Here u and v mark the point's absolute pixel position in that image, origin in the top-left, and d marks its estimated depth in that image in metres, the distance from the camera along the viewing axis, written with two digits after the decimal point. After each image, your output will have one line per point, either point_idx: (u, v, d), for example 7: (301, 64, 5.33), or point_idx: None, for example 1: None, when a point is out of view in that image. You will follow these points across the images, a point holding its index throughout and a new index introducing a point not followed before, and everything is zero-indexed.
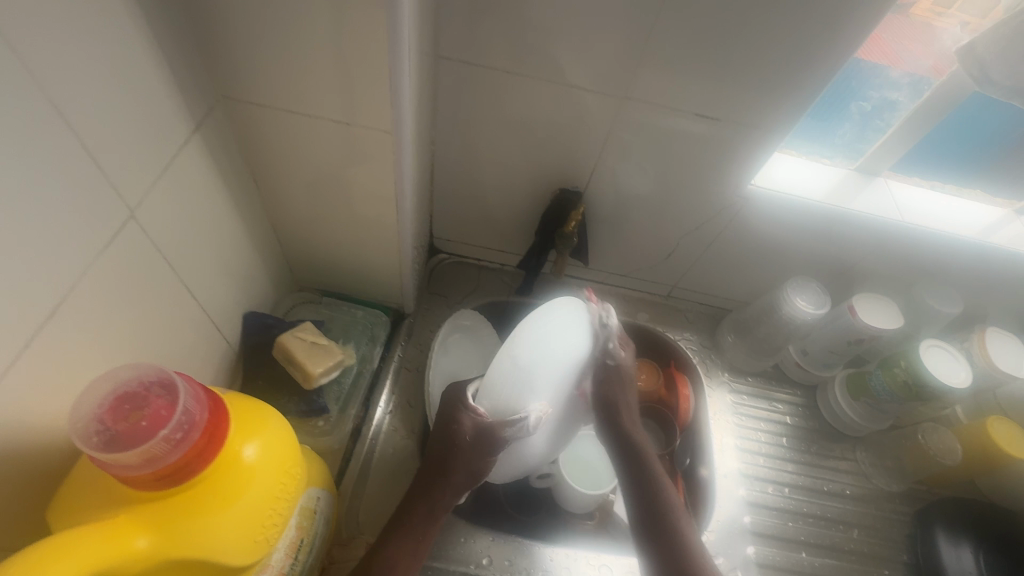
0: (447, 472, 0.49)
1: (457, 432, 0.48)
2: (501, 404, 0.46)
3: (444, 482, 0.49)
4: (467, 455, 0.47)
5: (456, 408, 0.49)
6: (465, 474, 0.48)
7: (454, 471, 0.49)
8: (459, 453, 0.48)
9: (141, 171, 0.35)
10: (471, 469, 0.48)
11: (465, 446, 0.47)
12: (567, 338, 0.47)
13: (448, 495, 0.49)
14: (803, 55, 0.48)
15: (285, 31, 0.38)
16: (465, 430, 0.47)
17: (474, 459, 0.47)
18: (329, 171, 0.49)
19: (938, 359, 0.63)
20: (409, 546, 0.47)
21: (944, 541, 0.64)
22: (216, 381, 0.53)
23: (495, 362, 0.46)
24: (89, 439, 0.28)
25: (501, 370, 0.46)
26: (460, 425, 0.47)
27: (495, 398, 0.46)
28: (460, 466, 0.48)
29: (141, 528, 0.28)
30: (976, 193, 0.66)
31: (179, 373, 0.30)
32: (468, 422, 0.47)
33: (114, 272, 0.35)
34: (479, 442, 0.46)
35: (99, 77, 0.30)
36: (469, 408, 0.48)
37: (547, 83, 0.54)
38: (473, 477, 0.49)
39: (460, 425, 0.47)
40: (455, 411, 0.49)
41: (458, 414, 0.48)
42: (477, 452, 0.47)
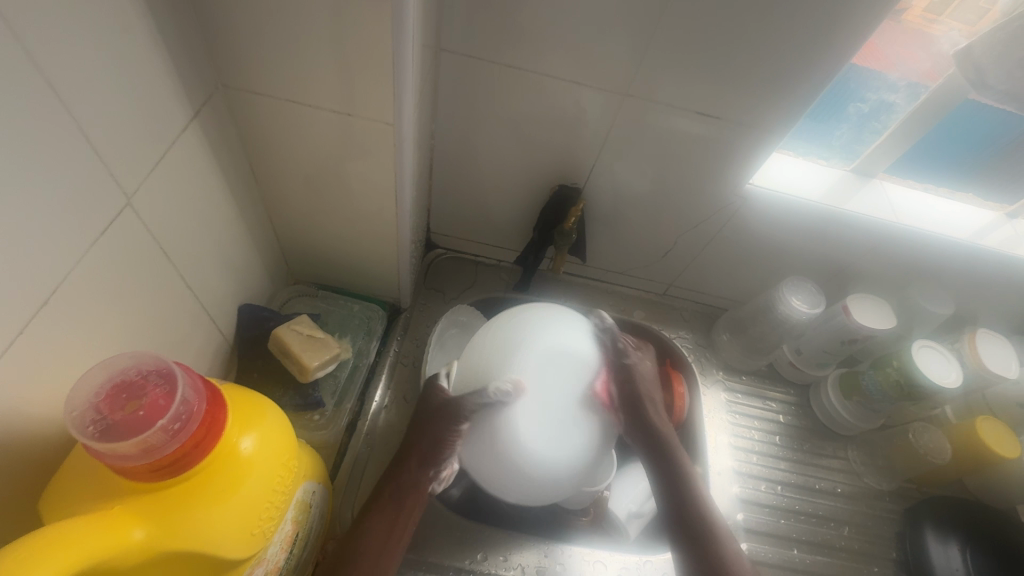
0: (413, 446, 0.49)
1: (426, 405, 0.50)
2: (470, 383, 0.49)
3: (412, 456, 0.49)
4: (430, 423, 0.48)
5: (427, 387, 0.52)
6: (427, 443, 0.48)
7: (418, 441, 0.49)
8: (425, 424, 0.49)
9: (139, 159, 0.35)
10: (434, 437, 0.48)
11: (429, 415, 0.49)
12: (557, 333, 0.49)
13: (415, 471, 0.48)
14: (804, 57, 0.49)
15: (287, 20, 0.37)
16: (434, 403, 0.50)
17: (436, 425, 0.48)
18: (327, 163, 0.49)
19: (930, 359, 0.64)
20: (382, 530, 0.46)
21: (932, 539, 0.64)
22: (211, 373, 0.52)
23: (473, 350, 0.52)
24: (86, 428, 0.27)
25: (472, 355, 0.51)
26: (428, 398, 0.50)
27: (465, 378, 0.50)
28: (423, 437, 0.49)
29: (136, 520, 0.28)
30: (969, 197, 0.67)
31: (178, 363, 0.30)
32: (435, 397, 0.50)
33: (109, 262, 0.34)
34: (443, 410, 0.48)
35: (98, 64, 0.30)
36: (439, 388, 0.51)
37: (549, 79, 0.54)
38: (436, 448, 0.48)
39: (431, 397, 0.50)
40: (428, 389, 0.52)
41: (432, 391, 0.51)
42: (439, 419, 0.48)
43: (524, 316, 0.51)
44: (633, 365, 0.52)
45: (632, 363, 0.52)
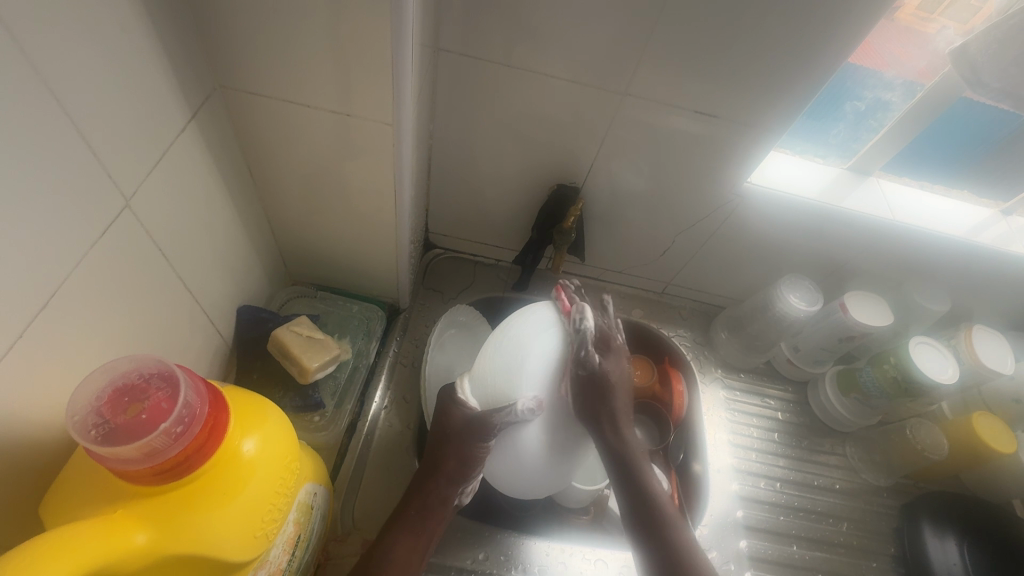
0: (440, 465, 0.49)
1: (449, 422, 0.49)
2: (489, 395, 0.48)
3: (438, 473, 0.49)
4: (458, 443, 0.48)
5: (448, 401, 0.50)
6: (456, 462, 0.49)
7: (448, 459, 0.49)
8: (452, 443, 0.49)
9: (137, 161, 0.35)
10: (462, 457, 0.48)
11: (456, 435, 0.48)
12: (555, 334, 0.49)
13: (442, 487, 0.49)
14: (802, 56, 0.49)
15: (286, 20, 0.37)
16: (454, 421, 0.49)
17: (466, 444, 0.48)
18: (326, 163, 0.48)
19: (927, 356, 0.65)
20: (406, 542, 0.47)
21: (929, 533, 0.65)
22: (210, 375, 0.52)
23: (485, 357, 0.50)
24: (87, 432, 0.27)
25: (486, 365, 0.49)
26: (451, 416, 0.49)
27: (483, 390, 0.48)
28: (450, 455, 0.49)
29: (139, 523, 0.28)
30: (964, 194, 0.67)
31: (180, 366, 0.30)
32: (457, 414, 0.49)
33: (107, 264, 0.34)
34: (469, 430, 0.47)
35: (96, 65, 0.30)
36: (462, 403, 0.49)
37: (548, 78, 0.54)
38: (465, 466, 0.49)
39: (451, 417, 0.49)
40: (446, 404, 0.50)
41: (449, 407, 0.49)
42: (467, 440, 0.48)
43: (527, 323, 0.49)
44: (598, 366, 0.49)
45: (596, 365, 0.49)
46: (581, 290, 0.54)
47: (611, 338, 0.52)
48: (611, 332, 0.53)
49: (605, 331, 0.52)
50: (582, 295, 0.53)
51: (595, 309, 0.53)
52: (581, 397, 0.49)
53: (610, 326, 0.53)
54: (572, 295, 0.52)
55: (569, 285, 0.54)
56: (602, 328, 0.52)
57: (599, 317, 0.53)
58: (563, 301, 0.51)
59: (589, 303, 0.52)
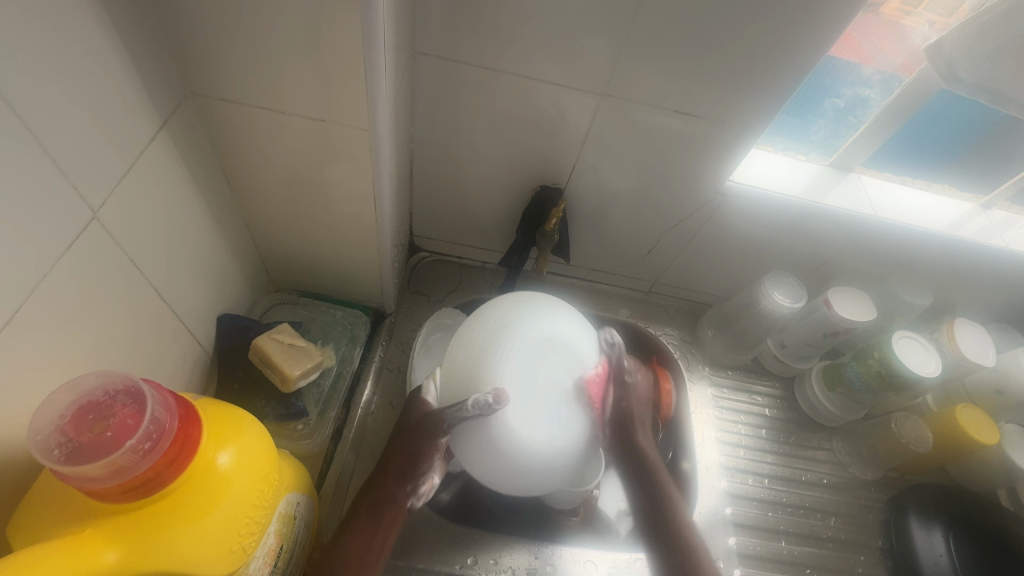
0: (390, 461, 0.46)
1: (406, 420, 0.48)
2: (452, 392, 0.47)
3: (388, 471, 0.46)
4: (410, 438, 0.46)
5: (411, 400, 0.50)
6: (403, 457, 0.45)
7: (395, 454, 0.46)
8: (401, 438, 0.46)
9: (105, 172, 0.34)
10: (414, 451, 0.45)
11: (410, 429, 0.46)
12: (539, 323, 0.48)
13: (389, 483, 0.45)
14: (779, 54, 0.49)
15: (256, 26, 0.37)
16: (412, 418, 0.48)
17: (411, 438, 0.46)
18: (304, 169, 0.48)
19: (909, 349, 0.65)
20: (364, 535, 0.43)
21: (916, 526, 0.65)
22: (191, 385, 0.51)
23: (451, 354, 0.49)
24: (50, 452, 0.26)
25: (450, 360, 0.48)
26: (409, 414, 0.49)
27: (445, 387, 0.48)
28: (402, 449, 0.46)
29: (109, 542, 0.27)
30: (944, 187, 0.68)
31: (147, 381, 0.29)
32: (416, 411, 0.48)
33: (75, 277, 0.33)
34: (419, 425, 0.46)
35: (57, 76, 0.29)
36: (422, 400, 0.49)
37: (527, 80, 0.54)
38: (415, 461, 0.45)
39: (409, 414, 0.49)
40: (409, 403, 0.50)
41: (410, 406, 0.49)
42: (419, 434, 0.46)
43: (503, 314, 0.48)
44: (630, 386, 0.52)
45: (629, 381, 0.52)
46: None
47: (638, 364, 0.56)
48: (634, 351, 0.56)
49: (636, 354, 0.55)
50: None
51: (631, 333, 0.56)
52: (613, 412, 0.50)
53: None
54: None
55: None
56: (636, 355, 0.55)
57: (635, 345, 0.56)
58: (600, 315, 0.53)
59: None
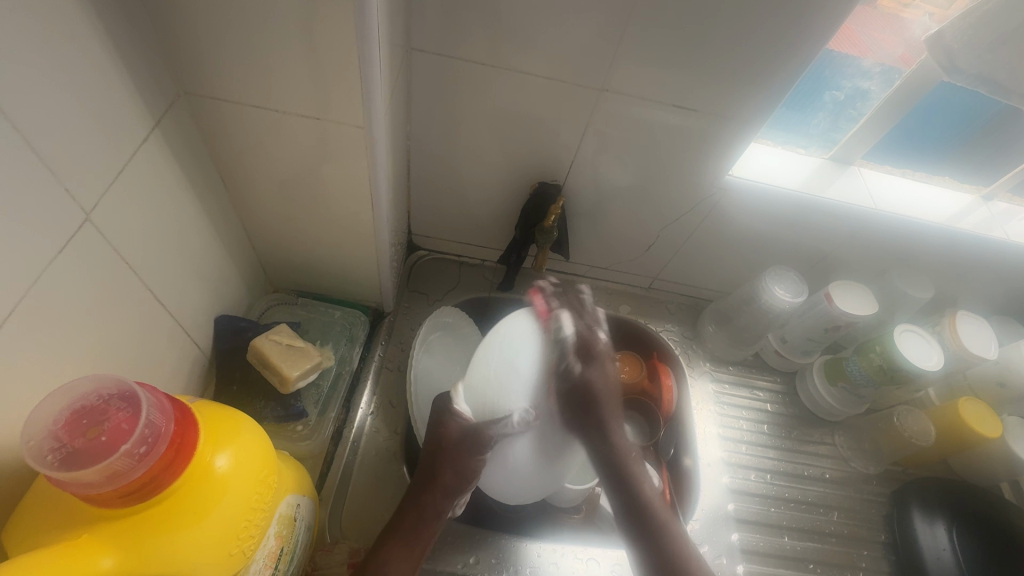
0: (435, 476, 0.47)
1: (444, 435, 0.47)
2: (484, 405, 0.46)
3: (434, 485, 0.47)
4: (453, 457, 0.46)
5: (443, 411, 0.48)
6: (452, 474, 0.47)
7: (443, 471, 0.47)
8: (447, 455, 0.46)
9: (96, 173, 0.34)
10: (459, 469, 0.47)
11: (451, 447, 0.46)
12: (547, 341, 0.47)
13: (437, 501, 0.47)
14: (779, 46, 0.48)
15: (249, 24, 0.36)
16: (450, 433, 0.46)
17: (461, 458, 0.46)
18: (299, 168, 0.47)
19: (911, 343, 0.65)
20: (399, 554, 0.46)
21: (919, 519, 0.65)
22: (189, 387, 0.51)
23: (476, 365, 0.48)
24: (44, 458, 0.26)
25: (477, 372, 0.47)
26: (445, 429, 0.47)
27: (476, 400, 0.46)
28: (447, 466, 0.47)
29: (104, 547, 0.27)
30: (945, 179, 0.67)
31: (141, 385, 0.29)
32: (453, 425, 0.46)
33: (70, 279, 0.33)
34: (465, 443, 0.45)
35: (47, 77, 0.29)
36: (456, 412, 0.47)
37: (524, 75, 0.53)
38: (462, 479, 0.47)
39: (446, 429, 0.47)
40: (442, 415, 0.48)
41: (444, 419, 0.47)
42: (462, 454, 0.46)
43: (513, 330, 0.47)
44: (580, 375, 0.49)
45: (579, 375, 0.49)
46: (562, 300, 0.52)
47: (593, 344, 0.50)
48: (592, 338, 0.51)
49: (587, 339, 0.50)
50: (556, 301, 0.51)
51: (577, 319, 0.51)
52: (569, 407, 0.48)
53: (593, 332, 0.51)
54: (549, 302, 0.51)
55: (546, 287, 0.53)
56: (586, 338, 0.50)
57: (582, 324, 0.51)
58: (540, 308, 0.50)
59: (569, 311, 0.51)
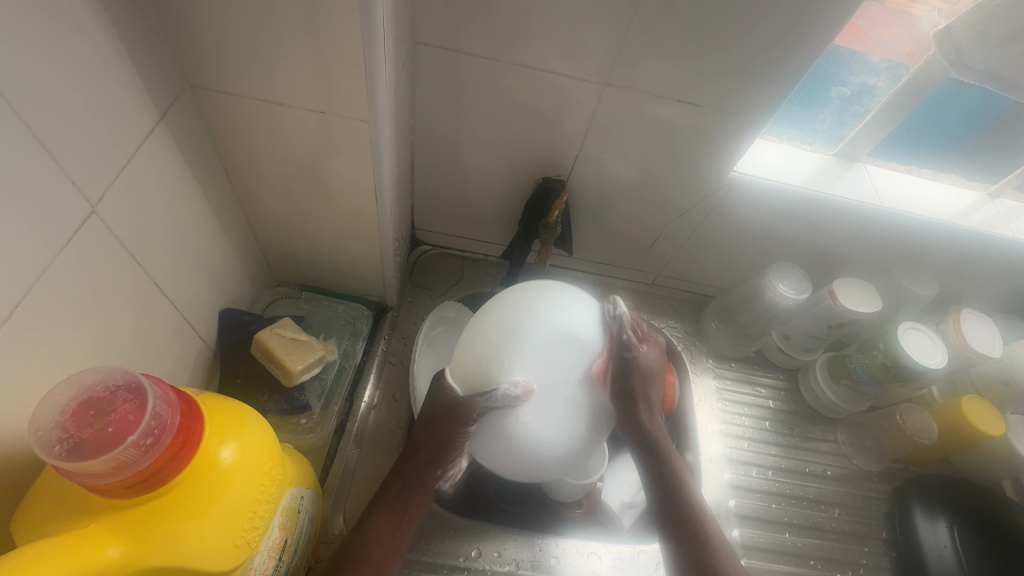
0: (417, 451, 0.47)
1: (432, 405, 0.47)
2: (473, 379, 0.46)
3: (418, 457, 0.47)
4: (435, 427, 0.46)
5: (436, 387, 0.48)
6: (434, 446, 0.46)
7: (424, 444, 0.47)
8: (430, 426, 0.46)
9: (102, 167, 0.34)
10: (440, 441, 0.46)
11: (436, 417, 0.46)
12: (552, 312, 0.46)
13: (423, 469, 0.47)
14: (785, 41, 0.48)
15: (254, 19, 0.36)
16: (440, 406, 0.46)
17: (443, 428, 0.45)
18: (303, 162, 0.47)
19: (915, 340, 0.64)
20: (387, 524, 0.44)
21: (921, 517, 0.65)
22: (193, 380, 0.51)
23: (466, 345, 0.48)
24: (51, 448, 0.26)
25: (467, 349, 0.48)
26: (435, 401, 0.47)
27: (467, 373, 0.47)
28: (429, 438, 0.47)
29: (113, 538, 0.27)
30: (951, 176, 0.67)
31: (148, 377, 0.29)
32: (441, 399, 0.47)
33: (76, 272, 0.33)
34: (449, 414, 0.45)
35: (53, 71, 0.29)
36: (448, 387, 0.47)
37: (529, 70, 0.53)
38: (443, 450, 0.46)
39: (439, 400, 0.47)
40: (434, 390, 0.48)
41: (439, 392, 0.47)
42: (445, 423, 0.45)
43: (502, 307, 0.48)
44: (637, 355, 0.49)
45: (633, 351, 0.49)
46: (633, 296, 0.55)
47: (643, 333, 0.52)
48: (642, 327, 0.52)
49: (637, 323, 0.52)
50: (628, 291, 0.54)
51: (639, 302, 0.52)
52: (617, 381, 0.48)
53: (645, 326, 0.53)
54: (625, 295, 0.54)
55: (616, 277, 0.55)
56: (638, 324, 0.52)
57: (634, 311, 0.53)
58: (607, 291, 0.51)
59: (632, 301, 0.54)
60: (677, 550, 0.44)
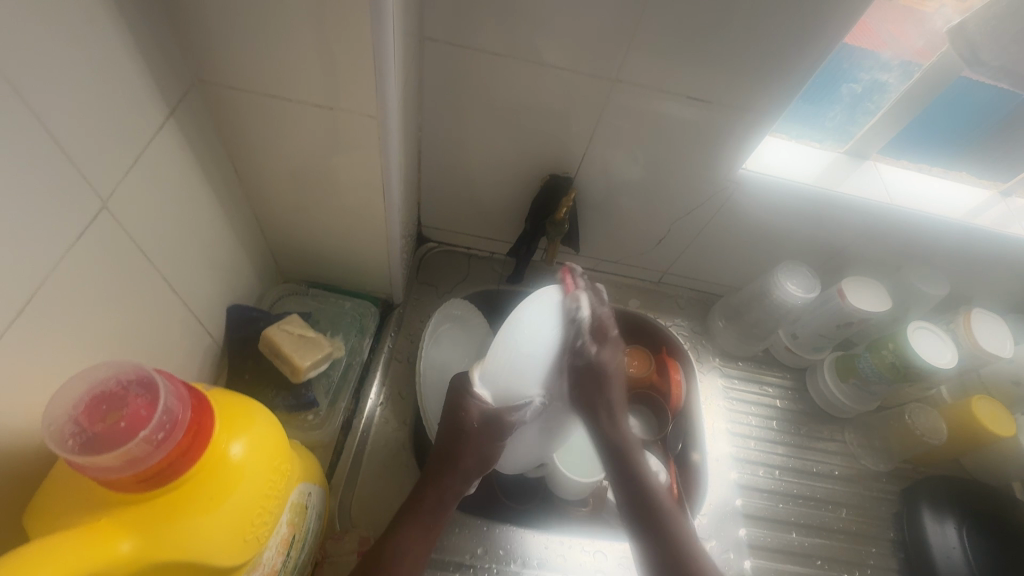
0: (455, 462, 0.48)
1: (464, 420, 0.47)
2: (507, 392, 0.47)
3: (455, 469, 0.48)
4: (477, 441, 0.47)
5: (460, 397, 0.47)
6: (474, 459, 0.48)
7: (464, 457, 0.47)
8: (470, 440, 0.47)
9: (112, 161, 0.34)
10: (480, 454, 0.48)
11: (475, 433, 0.47)
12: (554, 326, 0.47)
13: (458, 483, 0.48)
14: (797, 37, 0.47)
15: (263, 13, 0.36)
16: (471, 419, 0.46)
17: (484, 443, 0.47)
18: (312, 158, 0.47)
19: (925, 340, 0.64)
20: (417, 539, 0.45)
21: (929, 517, 0.64)
22: (201, 376, 0.52)
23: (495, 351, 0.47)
24: (64, 442, 0.26)
25: (500, 352, 0.46)
26: (466, 414, 0.47)
27: (498, 382, 0.46)
28: (468, 451, 0.47)
29: (124, 532, 0.27)
30: (962, 175, 0.66)
31: (160, 371, 0.29)
32: (473, 411, 0.46)
33: (87, 267, 0.33)
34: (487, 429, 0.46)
35: (65, 65, 0.29)
36: (475, 396, 0.47)
37: (537, 65, 0.53)
38: (483, 463, 0.48)
39: (467, 414, 0.47)
40: (460, 399, 0.47)
41: (464, 403, 0.47)
42: (484, 437, 0.47)
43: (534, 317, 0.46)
44: (594, 356, 0.50)
45: (591, 355, 0.49)
46: (590, 280, 0.52)
47: (608, 328, 0.50)
48: (608, 322, 0.50)
49: (603, 323, 0.50)
50: (580, 281, 0.51)
51: (595, 298, 0.51)
52: (577, 391, 0.50)
53: (611, 317, 0.51)
54: (576, 282, 0.51)
55: (574, 270, 0.52)
56: (603, 318, 0.50)
57: (601, 303, 0.50)
58: (568, 284, 0.50)
59: (588, 292, 0.50)
60: (649, 545, 0.45)
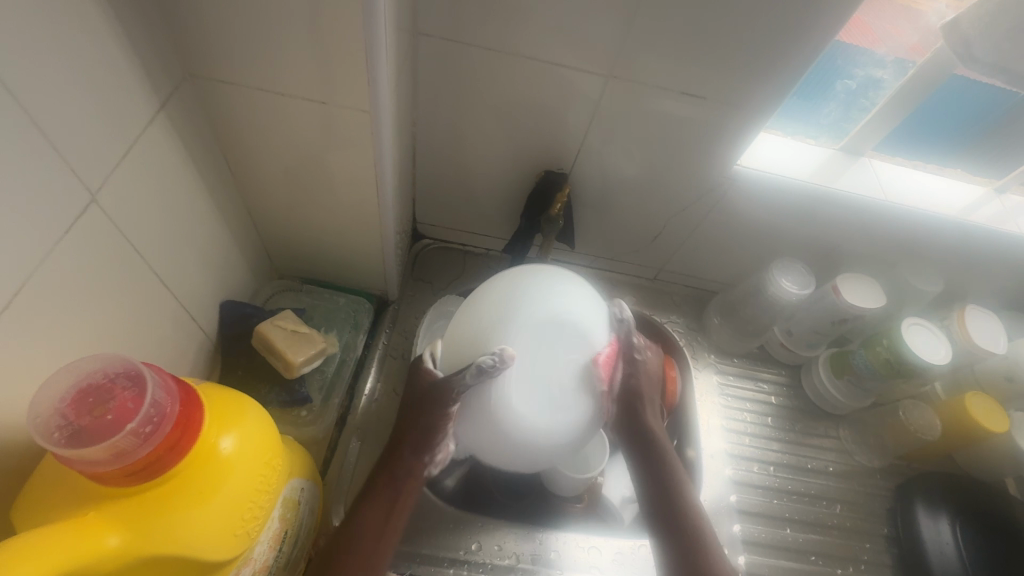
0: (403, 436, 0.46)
1: (413, 392, 0.47)
2: (461, 365, 0.46)
3: (403, 444, 0.46)
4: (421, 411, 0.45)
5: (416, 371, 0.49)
6: (421, 431, 0.45)
7: (410, 429, 0.46)
8: (413, 411, 0.46)
9: (101, 155, 0.33)
10: (427, 427, 0.45)
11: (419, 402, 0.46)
12: (545, 294, 0.45)
13: (408, 459, 0.45)
14: (791, 33, 0.47)
15: (254, 6, 0.36)
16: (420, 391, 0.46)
17: (425, 414, 0.45)
18: (304, 152, 0.47)
19: (918, 337, 0.64)
20: (374, 517, 0.43)
21: (923, 514, 0.64)
22: (194, 372, 0.51)
23: (463, 326, 0.48)
24: (51, 435, 0.26)
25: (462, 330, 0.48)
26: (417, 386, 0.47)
27: (457, 361, 0.47)
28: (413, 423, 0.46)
29: (113, 526, 0.27)
30: (957, 172, 0.66)
31: (148, 365, 0.29)
32: (422, 381, 0.47)
33: (77, 262, 0.33)
34: (429, 398, 0.45)
35: (53, 58, 0.29)
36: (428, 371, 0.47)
37: (531, 61, 0.52)
38: (431, 436, 0.45)
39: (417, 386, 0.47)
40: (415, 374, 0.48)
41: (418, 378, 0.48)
42: (428, 407, 0.45)
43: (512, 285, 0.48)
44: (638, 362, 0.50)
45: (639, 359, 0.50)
46: None
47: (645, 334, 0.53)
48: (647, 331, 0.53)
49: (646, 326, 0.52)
50: None
51: None
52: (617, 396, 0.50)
53: None
54: None
55: None
56: None
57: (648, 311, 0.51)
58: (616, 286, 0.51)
59: None
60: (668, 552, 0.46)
